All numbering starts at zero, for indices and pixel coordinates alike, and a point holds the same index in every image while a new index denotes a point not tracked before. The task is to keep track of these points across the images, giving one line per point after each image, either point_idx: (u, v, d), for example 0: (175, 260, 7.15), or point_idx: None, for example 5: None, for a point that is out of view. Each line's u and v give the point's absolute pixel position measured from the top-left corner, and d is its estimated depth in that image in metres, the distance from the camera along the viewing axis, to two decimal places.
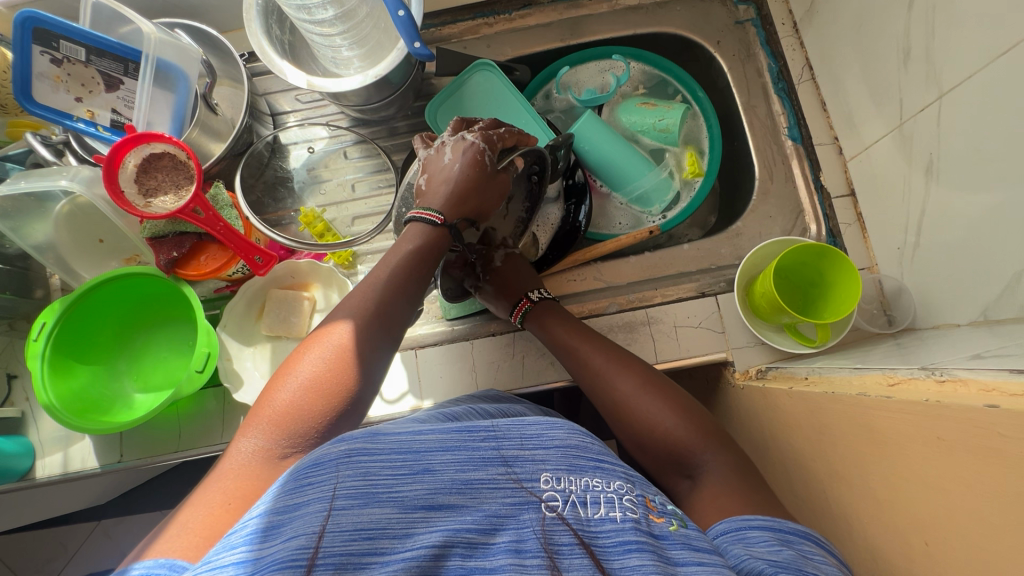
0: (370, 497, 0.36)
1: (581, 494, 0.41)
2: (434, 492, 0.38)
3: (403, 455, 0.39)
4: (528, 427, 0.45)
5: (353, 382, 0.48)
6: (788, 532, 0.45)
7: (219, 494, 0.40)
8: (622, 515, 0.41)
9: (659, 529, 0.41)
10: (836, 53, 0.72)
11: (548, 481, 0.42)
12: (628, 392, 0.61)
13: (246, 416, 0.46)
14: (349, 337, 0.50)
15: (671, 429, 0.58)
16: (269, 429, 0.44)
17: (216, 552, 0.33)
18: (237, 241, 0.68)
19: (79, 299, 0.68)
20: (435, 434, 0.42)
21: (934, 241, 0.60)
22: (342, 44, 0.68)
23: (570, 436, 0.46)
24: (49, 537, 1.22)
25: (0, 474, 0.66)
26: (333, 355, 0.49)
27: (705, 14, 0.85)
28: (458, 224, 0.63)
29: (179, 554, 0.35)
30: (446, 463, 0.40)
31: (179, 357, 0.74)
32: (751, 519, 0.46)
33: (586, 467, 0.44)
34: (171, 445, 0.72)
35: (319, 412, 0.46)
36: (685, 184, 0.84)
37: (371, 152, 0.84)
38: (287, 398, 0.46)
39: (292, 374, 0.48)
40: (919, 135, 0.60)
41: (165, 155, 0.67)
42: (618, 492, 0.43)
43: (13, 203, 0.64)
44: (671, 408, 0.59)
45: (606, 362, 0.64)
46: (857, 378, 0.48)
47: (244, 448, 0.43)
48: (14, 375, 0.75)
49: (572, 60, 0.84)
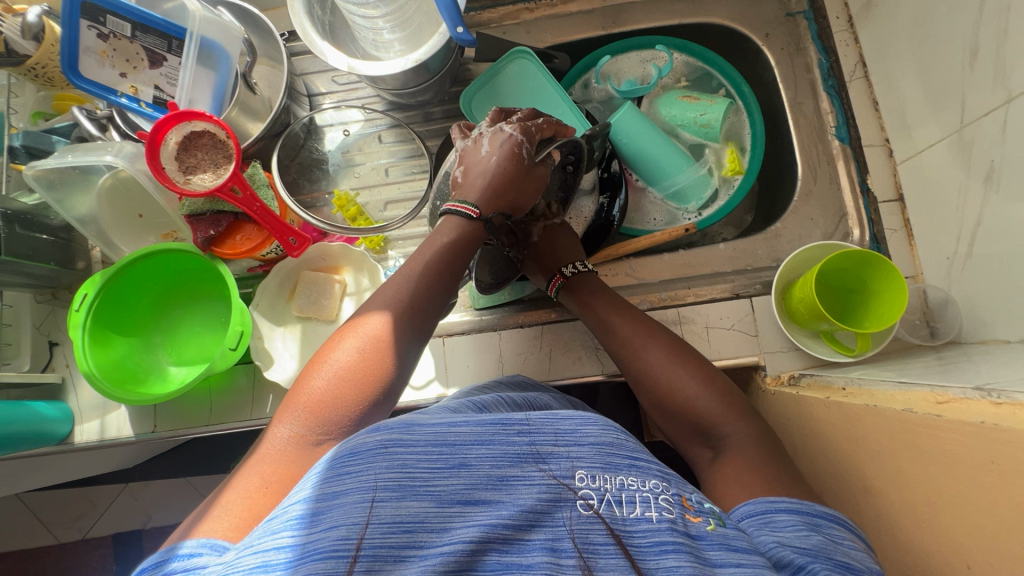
0: (407, 490, 0.36)
1: (616, 492, 0.41)
2: (470, 486, 0.38)
3: (438, 447, 0.39)
4: (562, 423, 0.45)
5: (387, 373, 0.49)
6: (817, 515, 0.44)
7: (256, 477, 0.41)
8: (658, 515, 0.40)
9: (696, 530, 0.40)
10: (894, 49, 0.69)
11: (583, 478, 0.41)
12: (654, 359, 0.61)
13: (282, 404, 0.47)
14: (382, 328, 0.51)
15: (695, 399, 0.58)
16: (305, 417, 0.45)
17: (262, 536, 0.34)
18: (272, 222, 0.68)
19: (119, 271, 0.69)
20: (470, 426, 0.42)
21: (988, 253, 0.58)
22: (384, 27, 0.67)
23: (604, 433, 0.45)
24: (80, 496, 1.28)
25: (41, 437, 0.69)
26: (367, 346, 0.49)
27: (754, 4, 0.81)
28: (493, 217, 0.62)
29: (223, 534, 0.37)
30: (482, 458, 0.40)
31: (211, 333, 0.76)
32: (777, 501, 0.45)
33: (621, 465, 0.43)
34: (202, 418, 0.73)
35: (353, 402, 0.46)
36: (724, 181, 0.81)
37: (405, 137, 0.83)
38: (322, 386, 0.46)
39: (326, 363, 0.48)
40: (980, 141, 0.58)
41: (205, 133, 0.68)
42: (654, 491, 0.42)
43: (58, 174, 0.66)
44: (698, 378, 0.59)
45: (636, 331, 0.63)
46: (901, 394, 0.47)
47: (280, 434, 0.44)
48: (56, 342, 0.76)
49: (613, 49, 0.81)
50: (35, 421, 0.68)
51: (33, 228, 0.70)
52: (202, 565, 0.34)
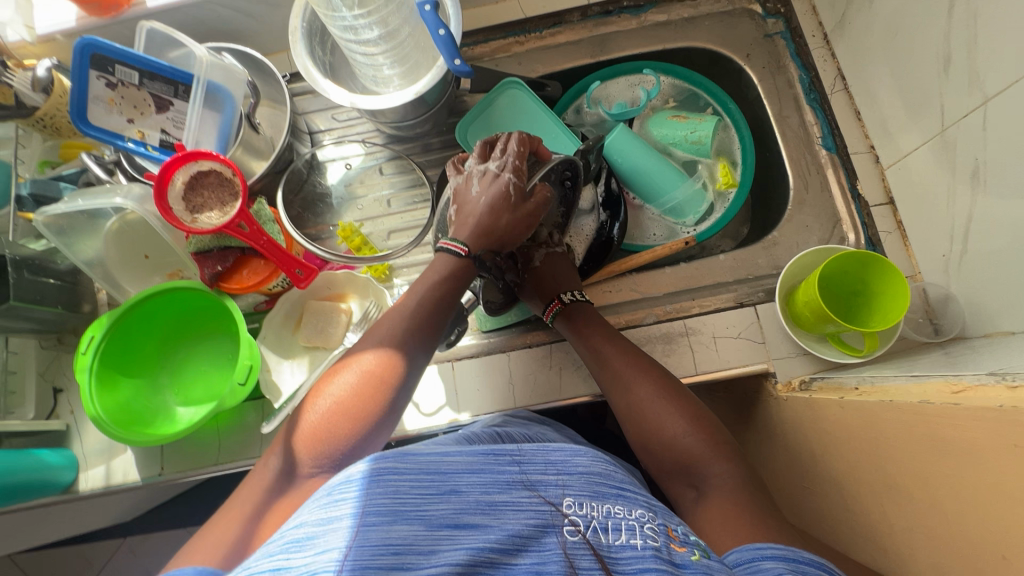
0: (398, 513, 0.36)
1: (603, 519, 0.40)
2: (460, 511, 0.38)
3: (430, 475, 0.39)
4: (552, 454, 0.46)
5: (378, 406, 0.50)
6: (802, 562, 0.42)
7: (251, 507, 0.46)
8: (643, 543, 0.39)
9: (680, 559, 0.39)
10: (870, 61, 0.73)
11: (570, 505, 0.41)
12: (644, 397, 0.60)
13: (282, 431, 0.51)
14: (375, 364, 0.52)
15: (681, 437, 0.57)
16: (298, 448, 0.48)
17: (257, 560, 0.34)
18: (279, 255, 0.69)
19: (126, 313, 0.70)
20: (462, 457, 0.42)
21: (984, 248, 0.59)
22: (385, 63, 0.69)
23: (592, 463, 0.46)
24: (74, 554, 1.24)
25: (45, 486, 0.68)
26: (360, 379, 0.51)
27: (734, 27, 0.85)
28: (482, 254, 0.63)
29: (218, 561, 0.42)
30: (473, 484, 0.40)
31: (219, 370, 0.76)
32: (764, 548, 0.43)
33: (609, 493, 0.44)
34: (211, 458, 0.72)
35: (341, 437, 0.48)
36: (718, 195, 0.84)
37: (405, 168, 0.85)
38: (315, 419, 0.49)
39: (323, 395, 0.50)
40: (963, 142, 0.60)
41: (211, 172, 0.70)
42: (640, 520, 0.42)
43: (67, 220, 0.67)
44: (684, 415, 0.58)
45: (627, 364, 0.63)
46: (916, 387, 0.47)
47: (275, 462, 0.48)
48: (59, 389, 0.76)
49: (602, 75, 0.85)
50: (40, 469, 0.67)
51: (40, 272, 0.70)
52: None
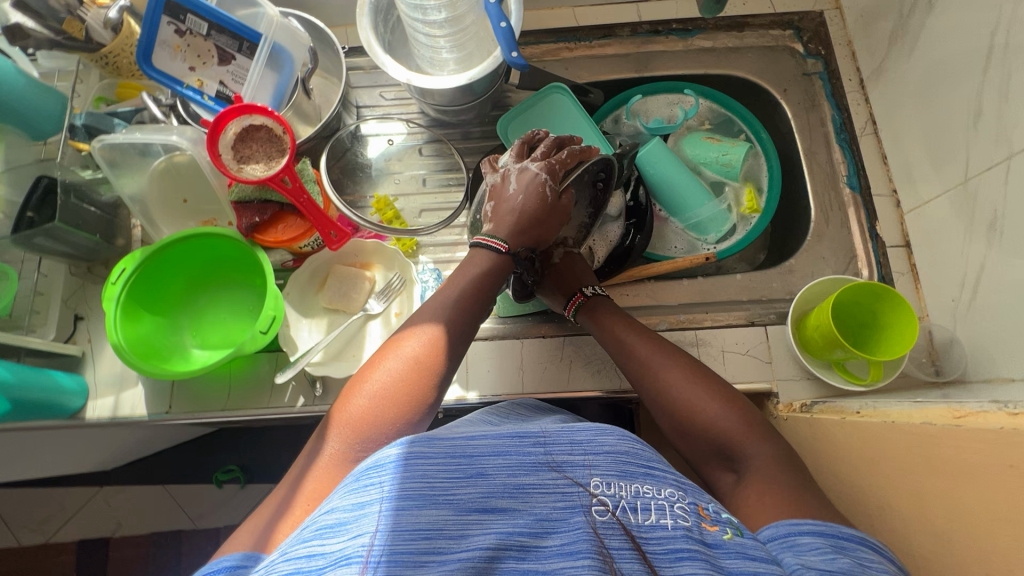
0: (428, 499, 0.39)
1: (632, 500, 0.42)
2: (488, 495, 0.41)
3: (456, 459, 0.41)
4: (578, 434, 0.46)
5: (423, 395, 0.51)
6: (843, 538, 0.44)
7: (298, 497, 0.46)
8: (673, 523, 0.41)
9: (712, 538, 0.41)
10: (902, 110, 0.76)
11: (599, 485, 0.43)
12: (674, 381, 0.61)
13: (326, 420, 0.51)
14: (420, 351, 0.54)
15: (717, 419, 0.58)
16: (346, 434, 0.49)
17: (293, 545, 0.37)
18: (317, 216, 0.71)
19: (158, 251, 0.71)
20: (487, 439, 0.44)
21: (993, 296, 0.62)
22: (444, 46, 0.73)
23: (620, 442, 0.46)
24: (51, 497, 1.24)
25: (54, 409, 0.69)
26: (404, 364, 0.52)
27: (774, 62, 0.89)
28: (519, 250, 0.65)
29: (263, 547, 0.43)
30: (499, 468, 0.42)
31: (238, 320, 0.78)
32: (801, 524, 0.46)
33: (637, 473, 0.44)
34: (219, 404, 0.73)
35: (390, 421, 0.49)
36: (741, 218, 0.87)
37: (443, 152, 0.88)
38: (362, 404, 0.50)
39: (367, 383, 0.51)
40: (983, 194, 0.63)
41: (263, 127, 0.71)
42: (669, 499, 0.43)
43: (117, 152, 0.71)
44: (717, 398, 0.59)
45: (652, 351, 0.64)
46: (918, 411, 0.49)
47: (324, 450, 0.49)
48: (81, 316, 0.77)
49: (645, 90, 0.88)
50: (54, 391, 0.68)
51: (84, 199, 0.73)
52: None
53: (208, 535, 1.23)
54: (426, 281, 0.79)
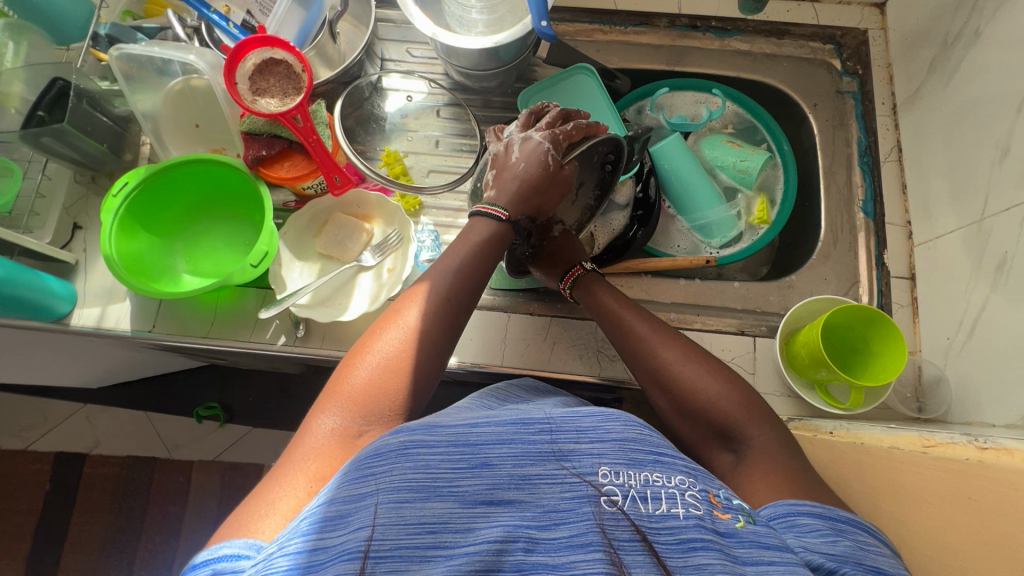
0: (431, 490, 0.37)
1: (641, 489, 0.40)
2: (493, 486, 0.38)
3: (460, 449, 0.39)
4: (582, 421, 0.44)
5: (421, 365, 0.51)
6: (841, 520, 0.44)
7: (303, 477, 0.42)
8: (684, 512, 0.39)
9: (724, 527, 0.39)
10: (930, 140, 0.74)
11: (606, 474, 0.41)
12: (671, 359, 0.59)
13: (322, 397, 0.49)
14: (423, 321, 0.53)
15: (717, 398, 0.55)
16: (348, 408, 0.47)
17: (289, 538, 0.35)
18: (322, 158, 0.70)
19: (162, 171, 0.72)
20: (492, 427, 0.42)
21: (988, 339, 0.61)
22: (475, 5, 0.72)
23: (626, 429, 0.44)
24: (35, 406, 1.27)
25: (41, 310, 0.69)
26: (408, 337, 0.51)
27: (809, 75, 0.87)
28: (520, 220, 0.64)
29: (266, 535, 0.38)
30: (504, 457, 0.40)
31: (232, 252, 0.78)
32: (799, 504, 0.45)
33: (644, 461, 0.42)
34: (201, 330, 0.74)
35: (393, 395, 0.48)
36: (749, 228, 0.86)
37: (461, 117, 0.87)
38: (364, 376, 0.49)
39: (369, 353, 0.51)
40: (996, 234, 0.61)
41: (282, 62, 0.71)
42: (680, 488, 0.41)
43: (134, 68, 0.72)
44: (715, 376, 0.57)
45: (650, 332, 0.63)
46: (887, 435, 0.53)
47: (324, 425, 0.46)
48: (80, 226, 0.77)
49: (673, 84, 0.87)
50: (44, 293, 0.68)
51: (97, 108, 0.73)
52: (245, 571, 0.35)
53: (178, 465, 1.24)
54: (423, 240, 0.78)
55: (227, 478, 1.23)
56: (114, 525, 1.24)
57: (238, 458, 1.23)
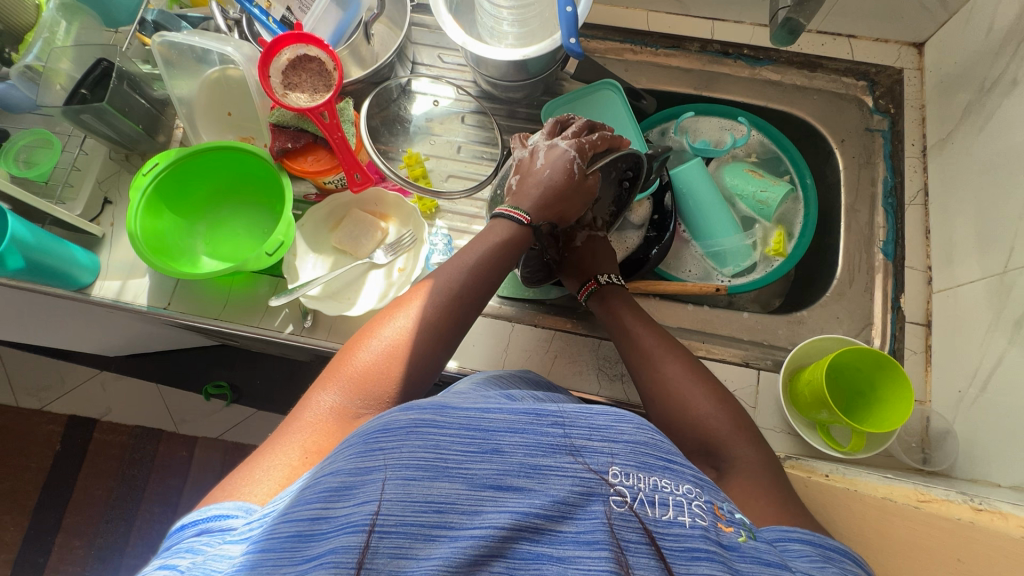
0: (440, 471, 0.36)
1: (650, 493, 0.38)
2: (502, 473, 0.37)
3: (471, 432, 0.38)
4: (597, 418, 0.42)
5: (423, 357, 0.51)
6: (831, 548, 0.42)
7: (297, 448, 0.43)
8: (691, 522, 0.38)
9: (728, 540, 0.38)
10: (958, 187, 0.72)
11: (617, 475, 0.39)
12: (672, 374, 0.60)
13: (324, 375, 0.50)
14: (429, 311, 0.53)
15: (709, 417, 0.56)
16: (348, 389, 0.47)
17: (293, 505, 0.35)
18: (346, 156, 0.72)
19: (192, 154, 0.74)
20: (504, 414, 0.41)
21: (1001, 396, 0.59)
22: (506, 18, 0.73)
23: (639, 431, 0.42)
24: (53, 369, 1.31)
25: (64, 279, 0.71)
26: (414, 325, 0.52)
27: (840, 110, 0.86)
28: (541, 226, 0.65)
29: (259, 499, 0.39)
30: (516, 445, 0.39)
31: (251, 238, 0.80)
32: (791, 531, 0.43)
33: (656, 466, 0.40)
34: (213, 312, 0.76)
35: (392, 379, 0.49)
36: (763, 258, 0.85)
37: (485, 124, 0.88)
38: (368, 359, 0.50)
39: (375, 336, 0.51)
40: (1018, 290, 0.60)
41: (315, 59, 0.73)
42: (688, 496, 0.40)
43: (176, 55, 0.75)
44: (713, 398, 0.58)
45: (656, 344, 0.63)
46: (884, 486, 0.53)
47: (323, 402, 0.46)
48: (110, 201, 0.80)
49: (698, 108, 0.87)
50: (67, 263, 0.70)
51: (136, 90, 0.76)
52: (236, 529, 0.36)
53: (182, 441, 1.27)
54: (435, 243, 0.79)
55: (228, 457, 1.25)
56: (115, 492, 1.28)
57: (241, 439, 1.25)
